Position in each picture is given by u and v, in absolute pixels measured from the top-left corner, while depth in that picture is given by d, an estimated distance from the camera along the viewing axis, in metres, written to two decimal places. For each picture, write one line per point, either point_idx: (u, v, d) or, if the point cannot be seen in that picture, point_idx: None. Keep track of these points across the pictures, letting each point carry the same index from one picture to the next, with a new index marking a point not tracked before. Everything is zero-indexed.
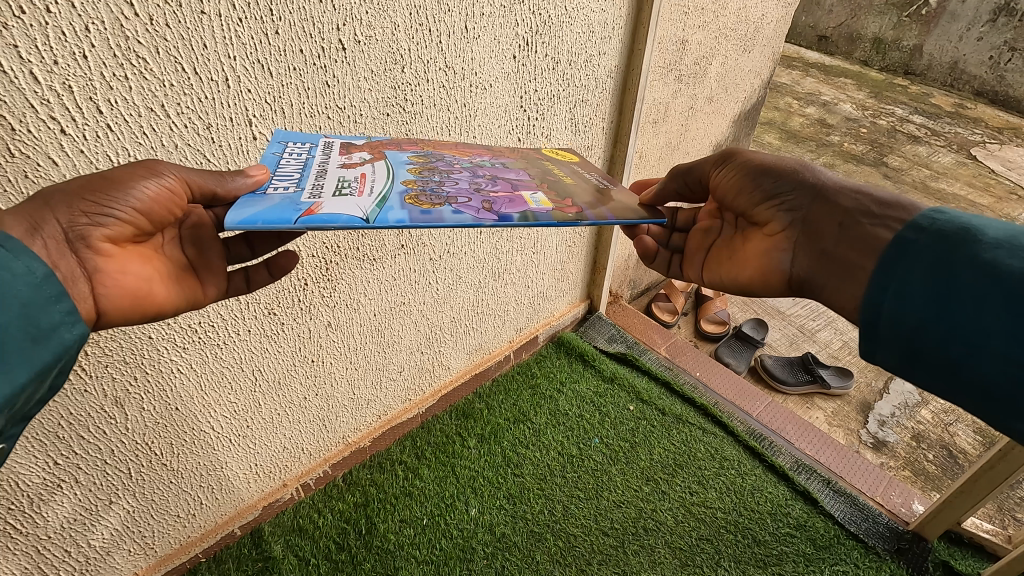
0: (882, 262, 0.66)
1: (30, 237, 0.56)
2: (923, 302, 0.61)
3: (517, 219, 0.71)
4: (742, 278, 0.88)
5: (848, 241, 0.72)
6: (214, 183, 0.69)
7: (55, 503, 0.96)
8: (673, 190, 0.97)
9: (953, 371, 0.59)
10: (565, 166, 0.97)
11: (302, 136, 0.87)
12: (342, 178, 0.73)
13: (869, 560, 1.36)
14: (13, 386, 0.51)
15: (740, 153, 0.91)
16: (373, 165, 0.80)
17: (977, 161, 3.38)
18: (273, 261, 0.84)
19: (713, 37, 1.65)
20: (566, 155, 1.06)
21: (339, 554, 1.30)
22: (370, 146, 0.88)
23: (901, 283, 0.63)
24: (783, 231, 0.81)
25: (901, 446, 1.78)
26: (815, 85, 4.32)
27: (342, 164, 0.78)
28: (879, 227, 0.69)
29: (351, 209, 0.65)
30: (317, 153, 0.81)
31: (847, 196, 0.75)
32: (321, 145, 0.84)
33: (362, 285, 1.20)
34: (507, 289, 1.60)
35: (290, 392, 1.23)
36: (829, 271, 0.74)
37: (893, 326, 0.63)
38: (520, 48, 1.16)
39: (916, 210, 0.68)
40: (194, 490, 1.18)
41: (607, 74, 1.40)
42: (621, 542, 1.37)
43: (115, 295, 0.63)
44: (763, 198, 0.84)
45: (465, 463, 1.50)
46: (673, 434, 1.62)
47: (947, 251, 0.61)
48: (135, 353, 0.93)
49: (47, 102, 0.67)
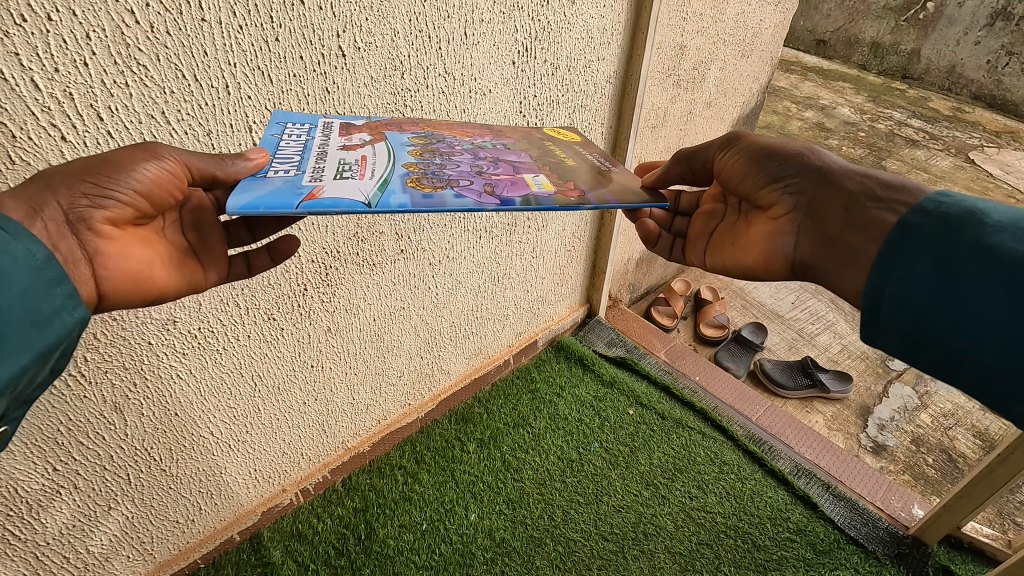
0: (886, 247, 0.67)
1: (31, 219, 0.56)
2: (927, 287, 0.62)
3: (519, 203, 0.71)
4: (746, 262, 0.86)
5: (854, 225, 0.72)
6: (214, 167, 0.69)
7: (54, 509, 0.96)
8: (678, 175, 0.93)
9: (955, 354, 0.60)
10: (567, 148, 0.96)
11: (302, 118, 0.86)
12: (343, 161, 0.73)
13: (869, 564, 1.36)
14: (14, 368, 0.51)
15: (744, 136, 0.89)
16: (374, 147, 0.79)
17: (975, 165, 3.38)
18: (275, 246, 0.83)
19: (712, 42, 1.66)
20: (568, 136, 1.05)
21: (338, 560, 1.29)
22: (371, 127, 0.88)
23: (905, 268, 0.64)
24: (787, 215, 0.80)
25: (900, 449, 1.78)
26: (813, 89, 4.33)
27: (342, 146, 0.78)
28: (886, 212, 0.69)
29: (353, 193, 0.66)
30: (316, 134, 0.81)
31: (853, 180, 0.75)
32: (321, 126, 0.84)
33: (362, 290, 1.20)
34: (506, 294, 1.60)
35: (289, 397, 1.23)
36: (835, 256, 0.74)
37: (896, 311, 0.65)
38: (519, 54, 1.17)
39: (921, 194, 0.68)
40: (193, 496, 1.18)
41: (606, 79, 1.41)
42: (621, 547, 1.37)
43: (116, 277, 0.63)
44: (767, 181, 0.83)
45: (465, 468, 1.50)
46: (673, 439, 1.62)
47: (952, 236, 0.62)
48: (134, 359, 0.93)
49: (49, 109, 0.68)
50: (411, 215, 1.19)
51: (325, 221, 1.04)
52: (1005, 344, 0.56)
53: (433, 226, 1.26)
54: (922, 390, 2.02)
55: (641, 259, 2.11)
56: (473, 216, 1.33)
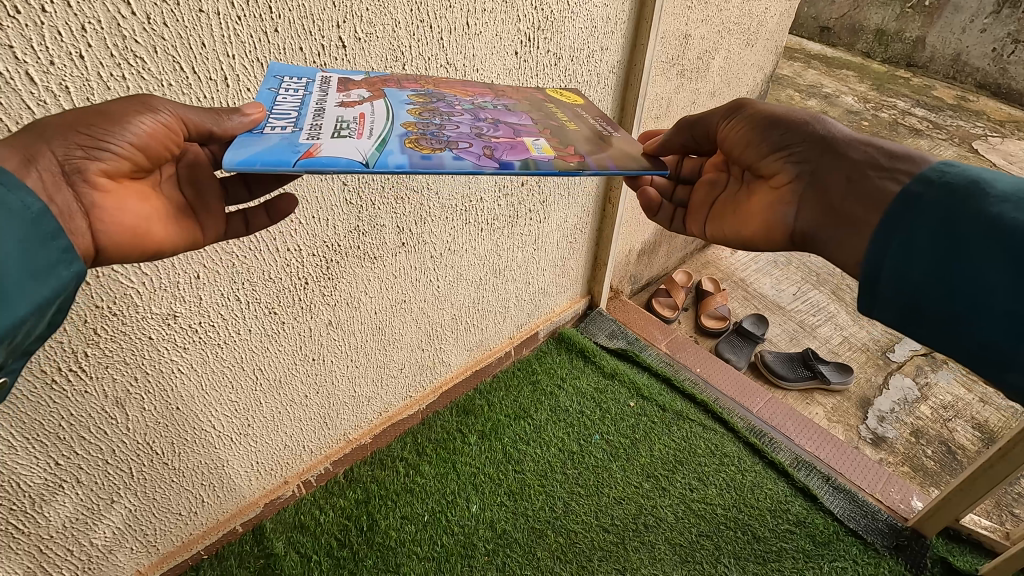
0: (889, 215, 0.65)
1: (24, 169, 0.55)
2: (927, 258, 0.61)
3: (518, 167, 0.70)
4: (748, 232, 0.84)
5: (855, 193, 0.70)
6: (211, 122, 0.67)
7: (56, 502, 0.96)
8: (681, 143, 0.92)
9: (952, 326, 0.59)
10: (569, 111, 0.94)
11: (299, 71, 0.83)
12: (341, 118, 0.72)
13: (868, 556, 1.37)
14: (11, 319, 0.51)
15: (752, 104, 0.86)
16: (372, 103, 0.78)
17: (979, 155, 3.36)
18: (274, 204, 0.81)
19: (716, 31, 1.64)
20: (570, 97, 1.02)
21: (341, 551, 1.30)
22: (369, 83, 0.85)
23: (906, 239, 0.63)
24: (789, 184, 0.78)
25: (900, 441, 1.79)
26: (817, 77, 4.29)
27: (340, 103, 0.76)
28: (890, 180, 0.67)
29: (350, 151, 0.65)
30: (314, 89, 0.78)
31: (857, 148, 0.73)
32: (319, 81, 0.81)
33: (362, 283, 1.20)
34: (507, 286, 1.60)
35: (290, 390, 1.22)
36: (835, 224, 0.72)
37: (894, 283, 0.63)
38: (522, 44, 1.15)
39: (926, 163, 0.67)
40: (195, 488, 1.18)
41: (610, 69, 1.39)
42: (622, 539, 1.38)
43: (113, 232, 0.62)
44: (771, 150, 0.81)
45: (465, 460, 1.51)
46: (674, 430, 1.63)
47: (955, 207, 0.60)
48: (135, 353, 0.92)
49: (44, 103, 0.66)
50: (412, 208, 1.18)
51: (325, 214, 1.03)
52: (1007, 314, 0.55)
53: (434, 218, 1.25)
54: (922, 381, 2.02)
55: (642, 251, 2.10)
56: (474, 208, 1.32)
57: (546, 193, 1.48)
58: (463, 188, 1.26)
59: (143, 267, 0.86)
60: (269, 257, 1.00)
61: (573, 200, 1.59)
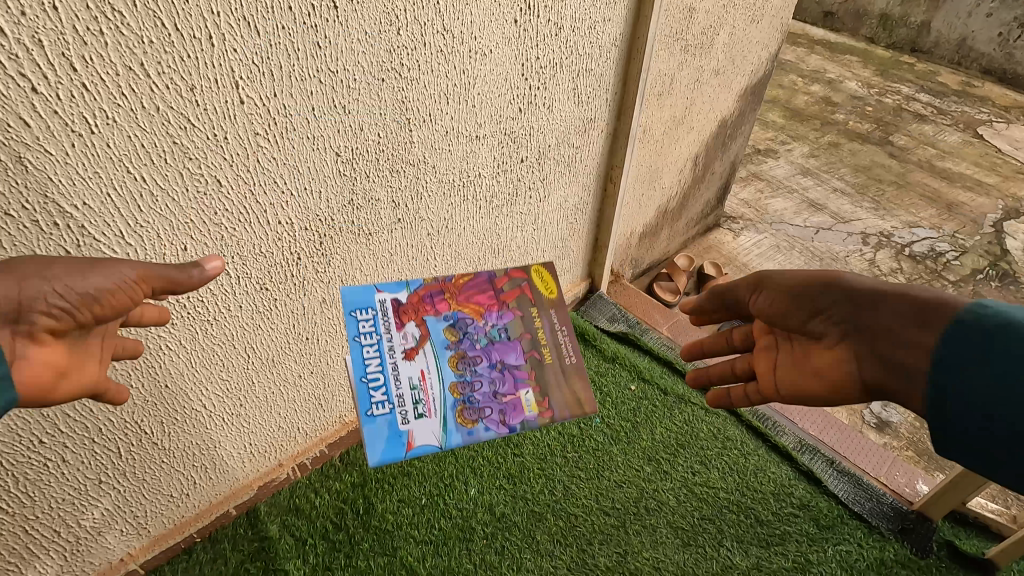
0: (940, 351, 0.69)
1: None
2: (978, 392, 0.66)
3: None
4: (818, 396, 0.84)
5: (911, 347, 0.73)
6: (177, 283, 0.68)
7: (42, 482, 0.93)
8: (711, 308, 1.01)
9: (995, 457, 0.66)
10: (548, 318, 1.09)
11: (360, 295, 0.99)
12: (411, 380, 0.93)
13: (872, 540, 1.35)
14: None
15: (768, 279, 0.93)
16: (424, 349, 0.96)
17: (983, 141, 3.32)
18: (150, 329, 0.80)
19: (721, 6, 1.59)
20: (548, 288, 1.12)
21: (337, 535, 1.29)
22: (415, 305, 1.00)
23: (958, 366, 0.67)
24: (844, 347, 0.80)
25: (904, 426, 1.77)
26: (820, 63, 4.23)
27: (404, 355, 0.95)
28: (927, 331, 0.72)
29: (429, 435, 0.91)
30: (383, 329, 0.96)
31: (890, 299, 0.77)
32: (381, 309, 0.98)
33: (357, 260, 1.16)
34: (507, 267, 1.56)
35: (284, 370, 1.19)
36: (895, 371, 0.74)
37: (954, 412, 0.68)
38: (521, 12, 1.11)
39: (958, 304, 0.71)
40: (187, 470, 1.15)
41: (612, 42, 1.35)
42: (623, 522, 1.36)
43: (32, 369, 0.59)
44: (811, 315, 0.85)
45: (464, 443, 1.48)
46: (675, 414, 1.60)
47: (995, 345, 0.65)
48: (120, 329, 0.89)
49: (16, 57, 0.63)
50: (408, 182, 1.15)
51: (318, 187, 1.00)
52: None
53: (431, 194, 1.21)
54: None
55: (644, 234, 2.07)
56: (472, 184, 1.29)
57: (546, 171, 1.44)
58: (460, 163, 1.22)
59: (127, 237, 0.82)
60: (260, 230, 0.97)
61: (573, 179, 1.55)
